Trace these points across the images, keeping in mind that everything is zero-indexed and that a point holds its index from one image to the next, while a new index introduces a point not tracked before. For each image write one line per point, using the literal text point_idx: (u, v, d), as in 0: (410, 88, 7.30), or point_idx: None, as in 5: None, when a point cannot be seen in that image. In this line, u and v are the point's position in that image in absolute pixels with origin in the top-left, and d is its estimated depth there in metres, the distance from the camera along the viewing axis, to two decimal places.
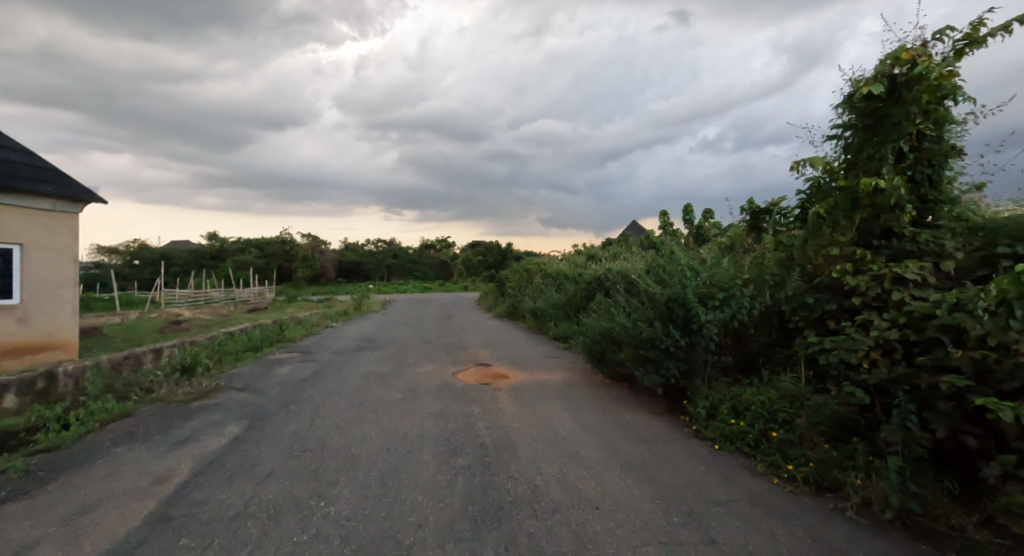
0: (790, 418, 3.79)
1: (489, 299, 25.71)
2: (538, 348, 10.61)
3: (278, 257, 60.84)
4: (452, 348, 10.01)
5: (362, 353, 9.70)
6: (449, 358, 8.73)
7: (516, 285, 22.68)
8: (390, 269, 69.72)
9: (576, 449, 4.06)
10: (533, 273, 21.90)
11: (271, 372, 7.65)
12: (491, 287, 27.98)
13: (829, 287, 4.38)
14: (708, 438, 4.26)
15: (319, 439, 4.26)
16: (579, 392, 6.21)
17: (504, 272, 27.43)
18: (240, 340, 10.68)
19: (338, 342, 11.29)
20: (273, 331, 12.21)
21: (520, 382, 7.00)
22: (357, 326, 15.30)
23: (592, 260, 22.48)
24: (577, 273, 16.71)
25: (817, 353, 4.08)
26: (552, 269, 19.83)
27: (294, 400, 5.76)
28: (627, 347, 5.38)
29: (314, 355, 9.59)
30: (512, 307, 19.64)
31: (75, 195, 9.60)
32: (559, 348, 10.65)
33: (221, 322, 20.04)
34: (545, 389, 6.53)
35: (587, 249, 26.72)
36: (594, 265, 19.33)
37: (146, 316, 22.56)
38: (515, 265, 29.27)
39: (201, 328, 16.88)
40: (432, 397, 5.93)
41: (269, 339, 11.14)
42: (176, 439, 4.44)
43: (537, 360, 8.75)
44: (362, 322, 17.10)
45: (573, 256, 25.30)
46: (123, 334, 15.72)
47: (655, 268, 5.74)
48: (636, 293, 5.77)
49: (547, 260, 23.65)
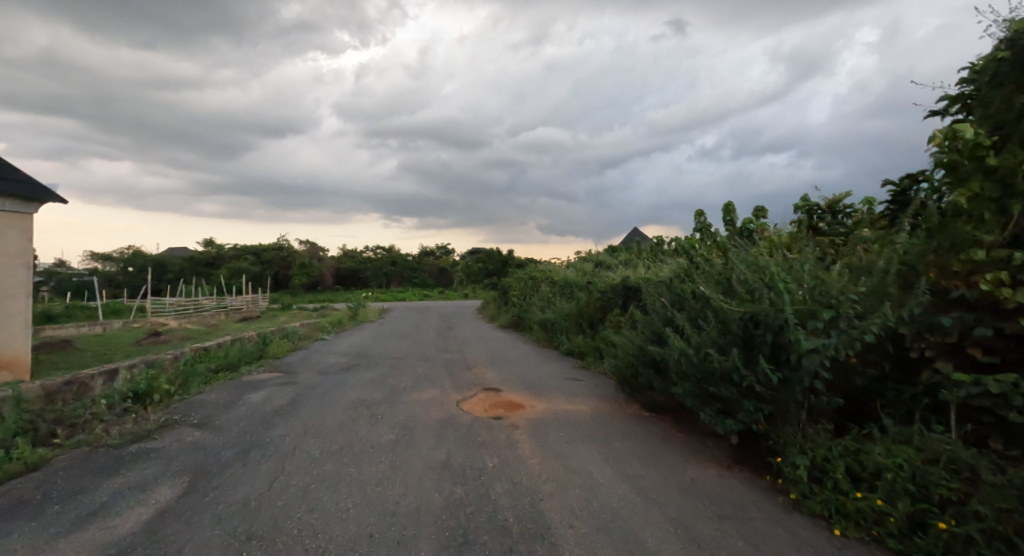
0: (955, 500, 2.57)
1: (492, 308, 24.47)
2: (552, 366, 9.40)
3: (274, 264, 59.70)
4: (456, 368, 8.80)
5: (352, 373, 8.50)
6: (452, 381, 7.51)
7: (521, 293, 21.47)
8: (388, 276, 68.60)
9: (638, 535, 2.85)
10: (539, 281, 20.76)
11: (242, 399, 6.48)
12: (494, 296, 26.75)
13: (974, 305, 3.16)
14: (817, 515, 3.05)
15: (275, 517, 3.06)
16: (616, 431, 5.00)
17: (507, 280, 26.23)
18: (216, 358, 9.47)
19: (327, 359, 10.09)
20: (256, 346, 11.01)
21: (538, 414, 5.80)
22: (351, 339, 14.06)
23: (602, 267, 21.28)
24: (589, 282, 15.57)
25: (973, 400, 2.86)
26: (560, 277, 18.70)
27: (259, 444, 4.56)
28: (683, 380, 4.18)
29: (297, 375, 8.40)
30: (517, 317, 18.48)
31: (28, 193, 8.41)
32: (576, 366, 9.44)
33: (207, 333, 18.79)
34: (572, 425, 5.32)
35: (594, 256, 25.66)
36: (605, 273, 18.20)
37: (129, 326, 21.38)
38: (518, 273, 28.03)
39: (183, 340, 15.66)
40: (432, 438, 4.73)
41: (249, 356, 9.94)
42: (81, 512, 3.23)
43: (553, 383, 7.57)
44: (357, 333, 15.91)
45: (580, 263, 24.09)
46: (97, 347, 14.48)
47: (716, 277, 4.54)
48: (691, 308, 4.57)
49: (553, 267, 22.53)
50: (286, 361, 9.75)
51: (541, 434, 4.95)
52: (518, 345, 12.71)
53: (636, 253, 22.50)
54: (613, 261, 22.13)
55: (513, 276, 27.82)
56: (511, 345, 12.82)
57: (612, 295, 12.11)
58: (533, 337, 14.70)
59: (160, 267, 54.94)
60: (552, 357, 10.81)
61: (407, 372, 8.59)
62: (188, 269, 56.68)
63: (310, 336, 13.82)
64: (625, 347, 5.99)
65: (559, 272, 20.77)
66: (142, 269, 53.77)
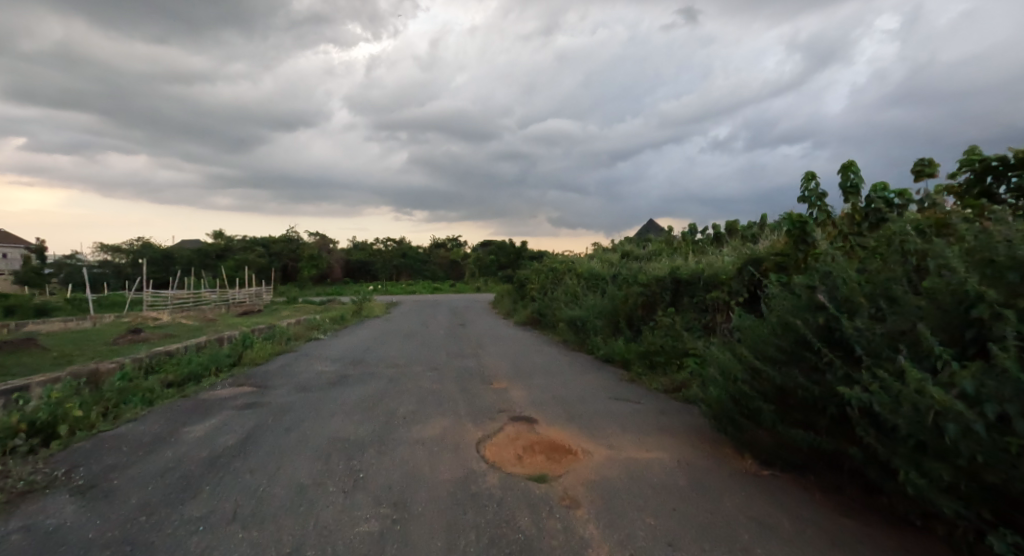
0: None
1: (508, 303, 22.57)
2: (592, 379, 7.51)
3: (283, 256, 58.51)
4: (473, 384, 6.92)
5: (341, 389, 6.65)
6: (469, 406, 5.61)
7: (540, 287, 19.51)
8: (399, 269, 67.19)
9: None
10: (561, 272, 18.86)
11: (178, 434, 4.65)
12: (509, 289, 24.85)
13: None
14: None
15: None
16: (741, 515, 3.05)
17: (523, 273, 24.29)
18: (179, 365, 7.70)
19: (315, 367, 8.26)
20: (234, 351, 9.24)
21: (600, 467, 3.88)
22: (350, 340, 12.24)
23: (630, 259, 19.23)
24: (623, 275, 13.68)
25: None
26: (586, 269, 16.78)
27: (150, 540, 2.71)
28: (913, 453, 2.20)
29: (272, 392, 6.59)
30: (538, 313, 16.63)
31: None
32: (623, 379, 7.53)
33: (198, 330, 17.17)
34: (659, 496, 3.36)
35: (618, 247, 23.72)
36: (637, 264, 16.25)
37: (119, 320, 19.87)
38: (535, 265, 26.13)
39: (166, 338, 14.02)
40: (439, 529, 2.83)
41: (220, 364, 8.16)
42: None
43: (605, 407, 5.67)
44: (359, 332, 14.19)
45: (604, 255, 22.04)
46: (67, 346, 12.83)
47: (966, 262, 2.47)
48: (921, 324, 2.54)
49: (575, 257, 20.60)
50: (265, 371, 7.94)
51: (620, 518, 3.00)
52: (543, 349, 10.79)
53: (667, 243, 20.39)
54: (642, 252, 20.06)
55: (530, 268, 25.97)
56: (535, 348, 10.89)
57: (657, 289, 10.10)
58: (558, 339, 12.76)
59: (167, 259, 53.94)
60: (588, 365, 8.86)
61: (411, 388, 6.71)
62: (196, 261, 55.64)
63: (304, 336, 12.05)
64: (730, 369, 4.01)
65: (583, 264, 18.75)
66: (149, 261, 52.82)
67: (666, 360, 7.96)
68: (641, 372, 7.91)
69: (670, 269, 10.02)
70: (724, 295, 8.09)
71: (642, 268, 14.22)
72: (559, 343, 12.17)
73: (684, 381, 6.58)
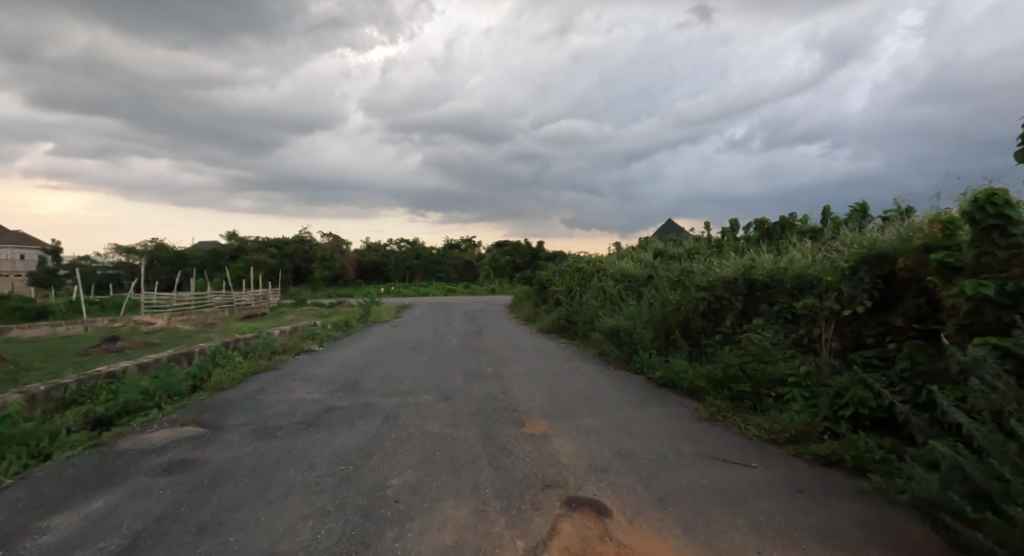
0: None
1: (529, 307, 20.58)
2: (657, 416, 5.56)
3: (295, 257, 57.53)
4: (499, 428, 4.98)
5: (316, 433, 4.81)
6: (497, 476, 3.66)
7: (565, 290, 17.49)
8: (412, 270, 65.80)
9: None
10: (588, 274, 16.92)
11: (18, 540, 2.79)
12: (530, 292, 22.90)
13: None
14: None
15: None
16: None
17: (544, 274, 22.38)
18: (115, 393, 5.92)
19: (294, 395, 6.42)
20: (200, 371, 7.47)
21: None
22: (348, 352, 10.41)
23: (665, 260, 17.24)
24: (670, 280, 11.76)
25: None
26: (619, 270, 14.85)
27: None
28: None
29: (220, 439, 4.73)
30: (563, 320, 14.77)
31: None
32: (698, 417, 5.58)
33: (189, 337, 15.58)
34: None
35: (647, 246, 21.71)
36: (678, 266, 14.26)
37: (107, 326, 18.44)
38: (556, 266, 24.24)
39: (145, 347, 12.39)
40: None
41: (172, 390, 6.36)
42: None
43: (704, 478, 3.70)
44: (362, 342, 12.47)
45: (635, 254, 19.93)
46: (31, 357, 11.27)
47: None
48: None
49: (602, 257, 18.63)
50: (227, 400, 6.11)
51: None
52: (579, 367, 8.83)
53: (709, 241, 18.20)
54: (681, 250, 17.92)
55: (550, 269, 24.11)
56: (569, 366, 8.91)
57: (725, 294, 8.05)
58: (594, 352, 10.76)
59: (180, 260, 53.36)
60: (644, 391, 6.87)
61: (414, 434, 4.79)
62: (208, 262, 54.87)
63: (295, 348, 10.29)
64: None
65: (616, 264, 16.70)
66: (161, 263, 52.14)
67: (756, 389, 5.95)
68: (724, 406, 5.90)
69: (741, 269, 7.98)
70: (834, 302, 6.03)
71: (691, 269, 12.14)
72: (596, 357, 10.17)
73: (807, 429, 4.55)
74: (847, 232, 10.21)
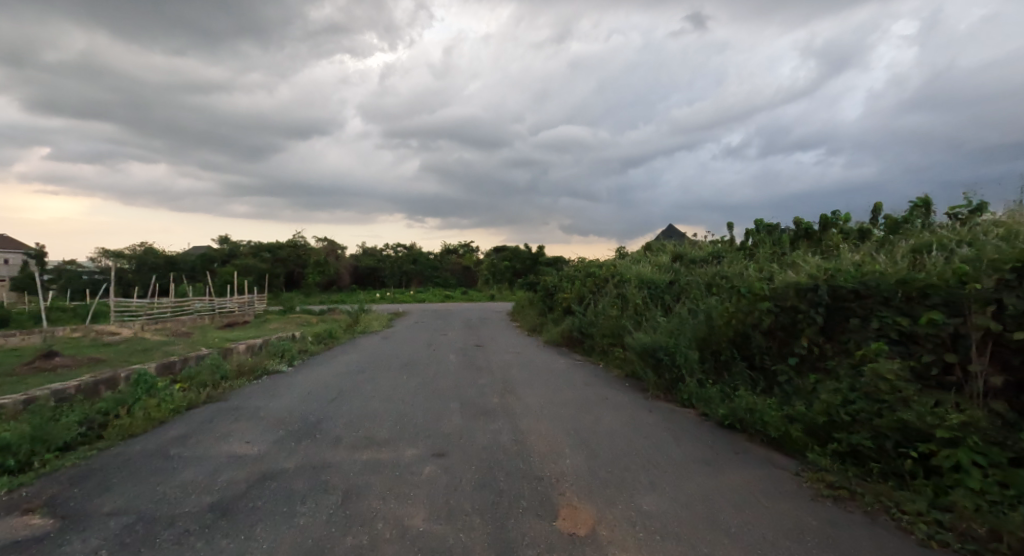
0: None
1: (535, 316, 18.69)
2: (755, 493, 3.71)
3: (287, 262, 55.67)
4: (517, 526, 3.12)
5: (224, 536, 2.94)
6: None
7: (576, 298, 15.62)
8: (408, 275, 64.01)
9: None
10: (601, 280, 15.17)
11: None
12: (534, 299, 21.09)
13: None
14: None
15: None
16: None
17: (550, 279, 20.64)
18: None
19: (225, 449, 4.56)
20: (111, 409, 5.60)
21: None
22: (321, 374, 8.56)
23: (687, 266, 15.52)
24: (709, 292, 10.02)
25: None
26: (639, 278, 13.10)
27: None
28: None
29: (61, 548, 2.85)
30: (576, 332, 12.99)
31: None
32: (814, 493, 3.73)
33: (149, 350, 13.66)
34: None
35: (661, 249, 20.03)
36: (708, 273, 12.53)
37: (64, 338, 16.54)
38: (561, 270, 22.51)
39: (87, 364, 10.49)
40: None
41: (49, 440, 4.50)
42: None
43: None
44: (344, 359, 10.65)
45: (651, 258, 18.08)
46: None
47: None
48: None
49: (615, 262, 16.89)
50: (123, 460, 4.24)
51: None
52: (608, 398, 6.99)
53: (734, 244, 16.46)
54: (705, 254, 16.08)
55: (555, 273, 22.36)
56: (595, 397, 7.07)
57: (800, 307, 6.27)
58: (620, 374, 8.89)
59: (168, 265, 51.47)
60: (708, 439, 5.04)
61: (382, 539, 2.93)
62: (198, 267, 53.00)
63: (256, 368, 8.41)
64: None
65: (633, 270, 14.85)
66: (148, 267, 50.14)
67: (882, 445, 4.11)
68: (839, 472, 4.06)
69: (821, 274, 6.19)
70: (990, 321, 4.22)
71: (732, 275, 10.36)
72: (623, 380, 8.32)
73: None
74: (928, 231, 8.48)
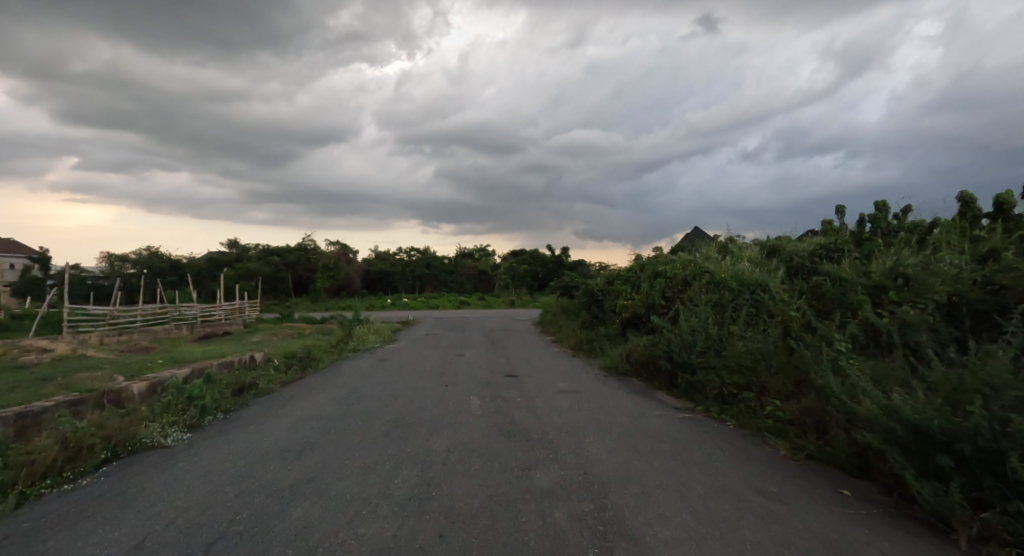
0: None
1: (578, 330, 14.40)
2: None
3: (295, 266, 52.55)
4: None
5: None
6: None
7: (643, 306, 11.42)
8: (422, 279, 60.25)
9: None
10: (678, 283, 10.93)
11: None
12: (575, 307, 16.89)
13: None
14: None
15: None
16: None
17: (595, 280, 16.45)
18: None
19: None
20: None
21: None
22: (229, 458, 4.45)
23: (798, 261, 11.15)
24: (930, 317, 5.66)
25: None
26: (752, 285, 8.87)
27: None
28: None
29: None
30: (656, 359, 8.74)
31: None
32: None
33: (57, 380, 9.83)
34: None
35: (740, 242, 15.61)
36: (864, 270, 8.17)
37: None
38: (606, 271, 18.35)
39: None
40: None
41: None
42: None
43: None
44: (301, 407, 6.58)
45: (732, 253, 13.72)
46: None
47: None
48: None
49: (690, 258, 12.68)
50: None
51: None
52: None
53: (856, 232, 11.98)
54: (816, 243, 11.60)
55: (599, 275, 18.19)
56: None
57: None
58: (800, 463, 4.55)
59: (172, 268, 48.91)
60: None
61: None
62: (202, 272, 50.28)
63: (88, 453, 4.27)
64: None
65: (726, 268, 10.50)
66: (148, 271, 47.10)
67: None
68: None
69: None
70: None
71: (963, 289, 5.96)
72: (829, 484, 3.97)
73: None
74: None
